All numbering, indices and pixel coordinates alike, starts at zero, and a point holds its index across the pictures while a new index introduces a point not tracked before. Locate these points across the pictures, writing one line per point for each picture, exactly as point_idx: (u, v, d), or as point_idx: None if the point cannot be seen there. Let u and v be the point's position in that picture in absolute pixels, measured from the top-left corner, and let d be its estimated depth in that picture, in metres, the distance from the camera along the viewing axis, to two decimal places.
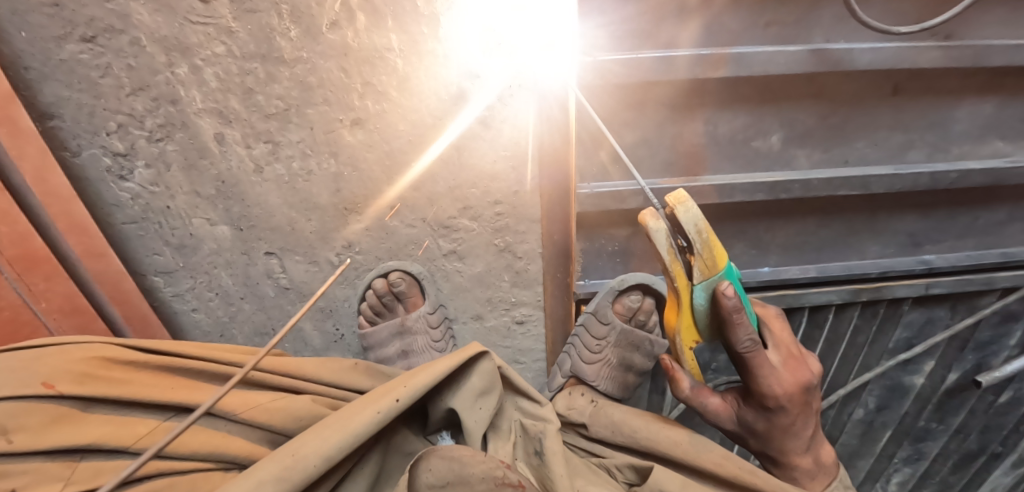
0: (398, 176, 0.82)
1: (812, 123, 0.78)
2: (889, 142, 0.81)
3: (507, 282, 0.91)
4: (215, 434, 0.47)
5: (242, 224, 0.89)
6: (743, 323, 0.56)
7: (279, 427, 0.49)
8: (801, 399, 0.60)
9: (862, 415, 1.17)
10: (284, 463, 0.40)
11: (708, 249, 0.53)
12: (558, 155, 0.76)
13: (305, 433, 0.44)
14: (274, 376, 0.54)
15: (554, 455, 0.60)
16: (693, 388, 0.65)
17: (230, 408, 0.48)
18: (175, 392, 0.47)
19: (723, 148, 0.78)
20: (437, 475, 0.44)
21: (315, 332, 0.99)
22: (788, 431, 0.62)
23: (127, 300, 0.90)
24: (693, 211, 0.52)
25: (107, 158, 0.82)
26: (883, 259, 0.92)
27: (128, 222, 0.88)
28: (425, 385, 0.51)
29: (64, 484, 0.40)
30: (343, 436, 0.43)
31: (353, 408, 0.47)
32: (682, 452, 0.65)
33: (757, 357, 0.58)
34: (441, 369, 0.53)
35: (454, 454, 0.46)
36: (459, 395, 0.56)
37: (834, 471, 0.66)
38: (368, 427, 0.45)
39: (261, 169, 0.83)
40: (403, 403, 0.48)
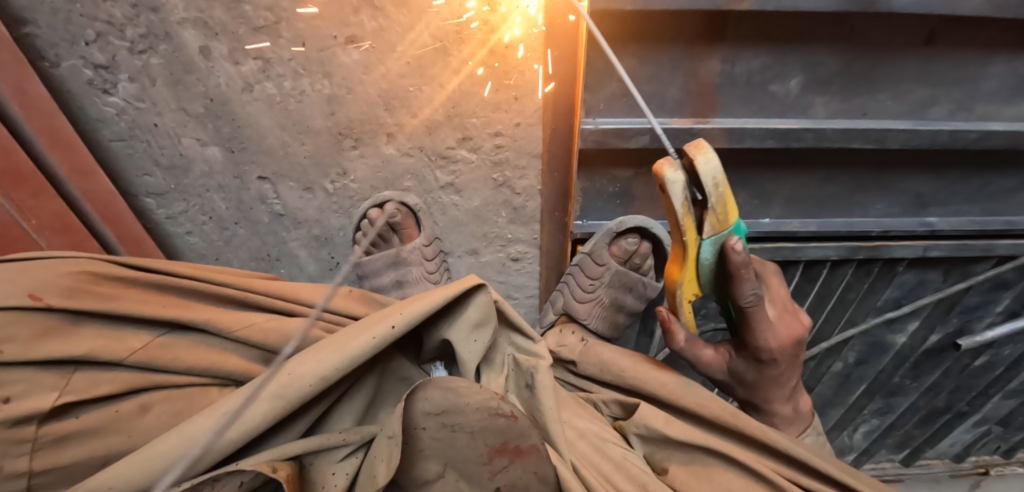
0: (396, 101, 0.78)
1: (835, 69, 0.74)
2: (912, 96, 0.77)
3: (504, 219, 0.90)
4: (210, 351, 0.47)
5: (233, 146, 0.86)
6: (749, 277, 0.56)
7: (274, 345, 0.49)
8: (794, 352, 0.62)
9: (841, 368, 1.21)
10: (279, 383, 0.41)
11: (723, 202, 0.51)
12: (563, 101, 0.75)
13: (303, 353, 0.44)
14: (270, 298, 0.54)
15: (544, 388, 0.61)
16: (688, 340, 0.67)
17: (225, 325, 0.48)
18: (167, 310, 0.46)
19: (738, 89, 0.74)
20: (432, 403, 0.47)
21: (310, 259, 1.00)
22: (775, 381, 0.65)
23: (119, 220, 0.88)
24: (714, 162, 0.49)
25: (89, 70, 0.78)
26: (886, 218, 0.90)
27: (115, 140, 0.85)
28: (423, 313, 0.51)
29: (59, 394, 0.40)
30: (340, 360, 0.44)
31: (350, 333, 0.47)
32: (669, 392, 0.67)
33: (758, 312, 0.59)
34: (439, 299, 0.52)
35: (450, 384, 0.47)
36: (456, 326, 0.56)
37: (806, 415, 0.71)
38: (364, 352, 0.45)
39: (251, 87, 0.79)
40: (399, 330, 0.48)
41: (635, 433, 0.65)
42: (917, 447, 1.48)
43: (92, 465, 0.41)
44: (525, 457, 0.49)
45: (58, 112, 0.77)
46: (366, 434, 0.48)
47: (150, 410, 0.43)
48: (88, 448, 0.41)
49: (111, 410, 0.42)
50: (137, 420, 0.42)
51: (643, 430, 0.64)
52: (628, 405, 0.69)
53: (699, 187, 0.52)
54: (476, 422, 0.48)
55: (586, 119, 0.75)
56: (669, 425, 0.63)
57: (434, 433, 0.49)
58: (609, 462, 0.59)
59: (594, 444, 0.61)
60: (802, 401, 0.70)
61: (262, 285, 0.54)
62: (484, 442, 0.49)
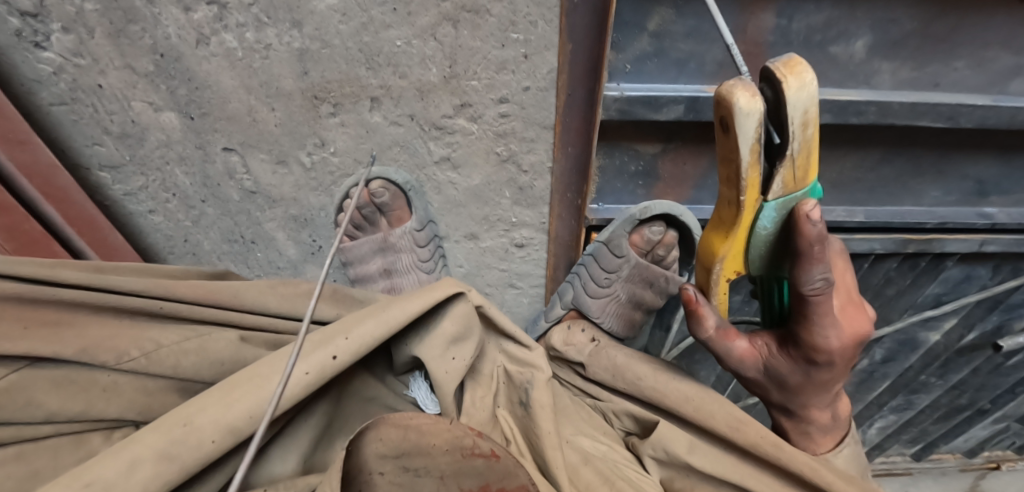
0: (382, 59, 0.65)
1: (909, 28, 0.62)
2: (994, 65, 0.65)
3: (508, 199, 0.78)
4: (91, 388, 0.38)
5: (192, 111, 0.73)
6: (823, 256, 0.42)
7: (191, 373, 0.41)
8: (855, 355, 0.49)
9: (865, 365, 1.12)
10: (172, 437, 0.32)
11: (806, 149, 0.40)
12: (579, 62, 0.62)
13: (210, 393, 0.35)
14: (196, 307, 0.45)
15: (541, 408, 0.52)
16: (717, 329, 0.54)
17: (110, 357, 0.38)
18: (29, 339, 0.36)
19: (793, 51, 0.62)
20: (388, 446, 0.37)
21: (289, 242, 0.89)
22: (824, 389, 0.52)
23: (65, 197, 0.78)
24: (808, 89, 0.37)
25: (15, 18, 0.64)
26: (940, 207, 0.80)
27: (56, 104, 0.72)
28: (377, 336, 0.42)
29: None
30: (260, 403, 0.35)
31: (279, 362, 0.38)
32: (693, 409, 0.55)
33: (823, 303, 0.45)
34: (400, 317, 0.43)
35: (407, 423, 0.37)
36: (428, 341, 0.47)
37: (849, 431, 0.59)
38: (295, 392, 0.37)
39: (207, 39, 0.65)
40: (341, 361, 0.39)
41: (650, 456, 0.54)
42: (931, 442, 1.41)
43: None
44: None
45: None
46: (302, 487, 0.39)
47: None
48: None
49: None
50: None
51: (661, 454, 0.53)
52: (645, 423, 0.59)
53: (777, 127, 0.40)
54: (447, 465, 0.39)
55: (609, 85, 0.64)
56: (694, 453, 0.52)
57: (394, 477, 0.40)
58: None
59: (603, 474, 0.50)
60: (848, 413, 0.58)
61: (189, 291, 0.45)
62: (457, 485, 0.40)
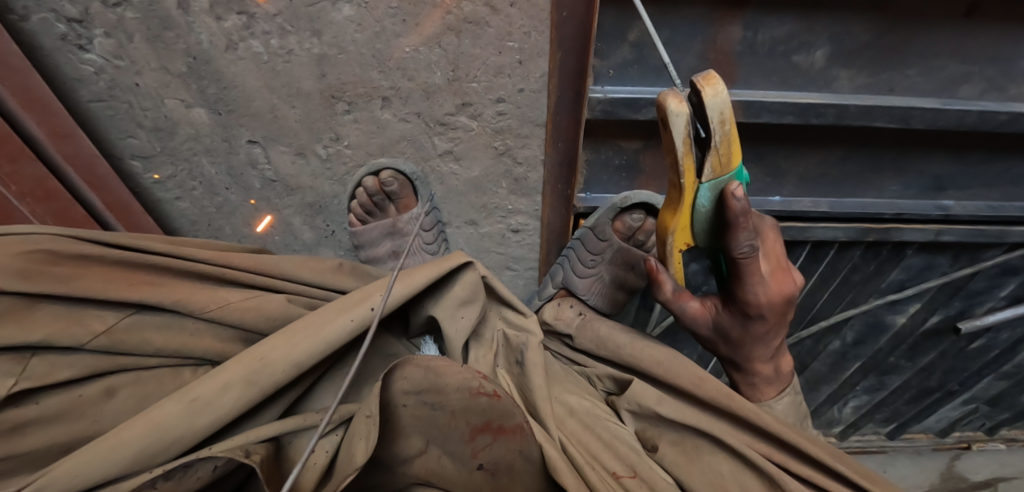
0: (392, 62, 0.73)
1: (864, 40, 0.69)
2: (943, 73, 0.72)
3: (505, 189, 0.86)
4: (182, 331, 0.48)
5: (220, 108, 0.81)
6: (747, 228, 0.51)
7: (251, 324, 0.50)
8: (782, 310, 0.59)
9: (838, 347, 1.20)
10: (253, 367, 0.43)
11: (727, 139, 0.47)
12: (571, 68, 0.70)
13: (278, 334, 0.46)
14: (250, 275, 0.54)
15: (534, 366, 0.59)
16: (675, 292, 0.65)
17: (197, 306, 0.48)
18: (134, 291, 0.46)
19: (760, 60, 0.69)
20: (411, 382, 0.46)
21: (305, 227, 0.97)
22: (758, 340, 0.63)
23: (104, 185, 0.86)
24: (724, 94, 0.45)
25: (61, 24, 0.72)
26: (900, 200, 0.87)
27: (95, 100, 0.80)
28: (403, 294, 0.51)
29: (16, 379, 0.40)
30: (316, 343, 0.45)
31: (324, 315, 0.48)
32: (663, 371, 0.63)
33: (751, 264, 0.55)
34: (421, 281, 0.53)
35: (429, 363, 0.45)
36: (440, 304, 0.55)
37: (787, 377, 0.70)
38: (341, 335, 0.47)
39: (235, 45, 0.73)
40: (377, 312, 0.49)
41: (627, 409, 0.63)
42: (903, 422, 1.50)
43: (54, 451, 0.42)
44: (509, 435, 0.51)
45: (30, 70, 0.73)
46: (345, 413, 0.48)
47: (115, 395, 0.45)
48: (51, 434, 0.41)
49: (74, 394, 0.43)
50: (102, 405, 0.44)
51: (635, 407, 0.62)
52: (621, 381, 0.67)
53: (704, 124, 0.48)
54: (457, 401, 0.48)
55: (594, 87, 0.72)
56: (661, 404, 0.60)
57: (415, 410, 0.49)
58: (598, 439, 0.56)
59: (584, 424, 0.59)
60: (784, 362, 0.69)
61: (242, 262, 0.54)
62: (465, 421, 0.50)
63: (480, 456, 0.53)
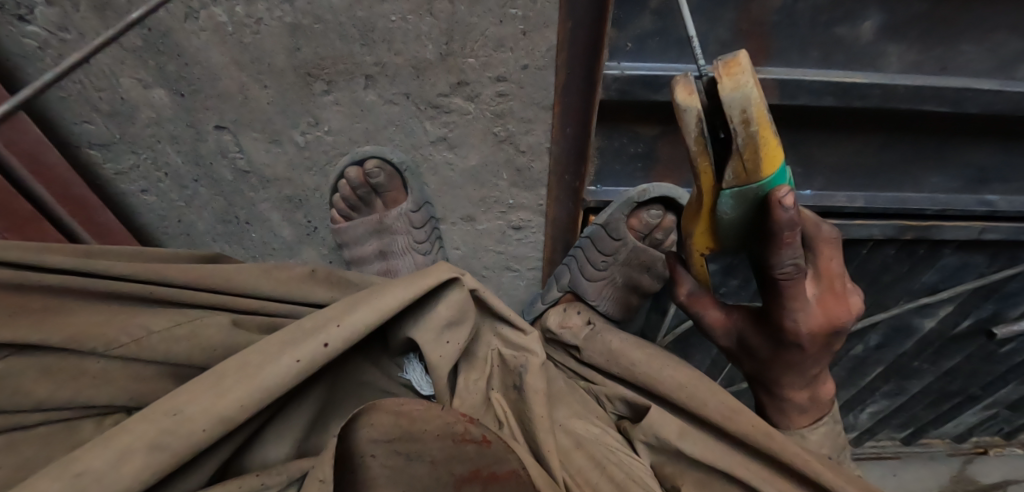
0: (377, 34, 0.63)
1: (919, 10, 0.60)
2: (1001, 49, 0.64)
3: (505, 181, 0.77)
4: (83, 374, 0.37)
5: (182, 88, 0.71)
6: (788, 246, 0.40)
7: (182, 359, 0.40)
8: (827, 339, 0.48)
9: (860, 351, 1.12)
10: (161, 427, 0.32)
11: (756, 142, 0.36)
12: (584, 40, 0.61)
13: (201, 380, 0.35)
14: (187, 291, 0.45)
15: (535, 392, 0.51)
16: (695, 294, 0.57)
17: (103, 341, 0.38)
18: (14, 327, 0.35)
19: (798, 33, 0.61)
20: (380, 430, 0.37)
21: (283, 223, 0.87)
22: (792, 367, 0.53)
23: (54, 176, 0.77)
24: (748, 86, 0.34)
25: None
26: (941, 194, 0.78)
27: (42, 80, 0.71)
28: (370, 322, 0.41)
29: None
30: (252, 391, 0.35)
31: (269, 350, 0.38)
32: (686, 396, 0.54)
33: (793, 287, 0.44)
34: (393, 303, 0.43)
35: (399, 409, 0.36)
36: (421, 326, 0.46)
37: (828, 409, 0.58)
38: (284, 380, 0.36)
39: (195, 13, 0.63)
40: (332, 349, 0.39)
41: (643, 442, 0.53)
42: (921, 427, 1.43)
43: None
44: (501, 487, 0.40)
45: None
46: (293, 472, 0.38)
47: None
48: None
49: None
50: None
51: (652, 441, 0.52)
52: (638, 408, 0.57)
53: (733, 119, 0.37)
54: (438, 450, 0.39)
55: (609, 63, 0.63)
56: (684, 439, 0.50)
57: (385, 461, 0.39)
58: (610, 481, 0.47)
59: (593, 457, 0.49)
60: (827, 391, 0.57)
61: (180, 275, 0.45)
62: (449, 471, 0.40)
63: None
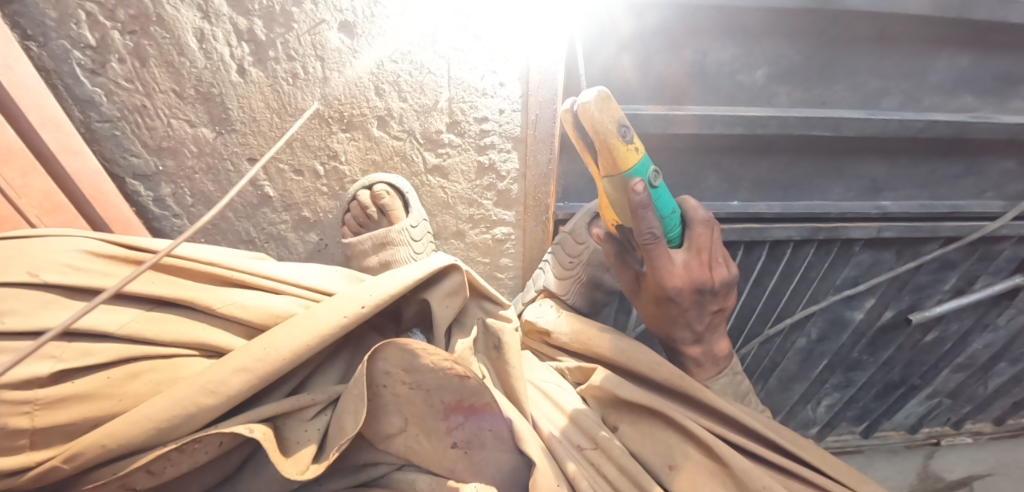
0: (388, 85, 0.81)
1: (798, 61, 0.80)
2: (866, 87, 0.83)
3: (490, 200, 0.94)
4: (194, 324, 0.53)
5: (224, 127, 0.88)
6: (645, 216, 0.57)
7: (255, 321, 0.55)
8: (693, 296, 0.65)
9: (805, 344, 1.26)
10: (256, 356, 0.48)
11: (609, 145, 0.54)
12: (550, 87, 0.80)
13: (277, 329, 0.51)
14: (256, 276, 0.60)
15: (511, 350, 0.65)
16: (614, 260, 0.74)
17: (210, 303, 0.54)
18: (158, 288, 0.52)
19: (709, 79, 0.80)
20: (391, 364, 0.51)
21: (298, 241, 1.02)
22: (677, 321, 0.69)
23: (107, 200, 0.90)
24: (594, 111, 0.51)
25: (77, 51, 0.80)
26: (844, 201, 0.97)
27: (102, 121, 0.87)
28: (391, 293, 0.57)
29: (54, 361, 0.44)
30: (315, 336, 0.51)
31: (320, 311, 0.53)
32: (625, 358, 0.69)
33: (656, 249, 0.61)
34: (406, 281, 0.59)
35: (407, 346, 0.51)
36: (433, 293, 0.63)
37: (721, 364, 0.74)
38: (335, 329, 0.52)
39: (243, 70, 0.81)
40: (367, 310, 0.55)
41: (592, 395, 0.67)
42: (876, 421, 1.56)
43: (84, 426, 0.46)
44: (479, 415, 0.55)
45: (44, 89, 0.80)
46: (332, 394, 0.55)
47: (138, 378, 0.48)
48: (83, 409, 0.45)
49: (103, 376, 0.46)
50: (126, 386, 0.47)
51: (598, 392, 0.66)
52: (587, 369, 0.72)
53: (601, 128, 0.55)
54: (432, 381, 0.52)
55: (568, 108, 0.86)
56: (622, 387, 0.64)
57: (394, 390, 0.53)
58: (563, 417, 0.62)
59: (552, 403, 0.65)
60: (720, 347, 0.73)
61: (247, 266, 0.60)
62: (439, 399, 0.53)
63: (454, 434, 0.55)
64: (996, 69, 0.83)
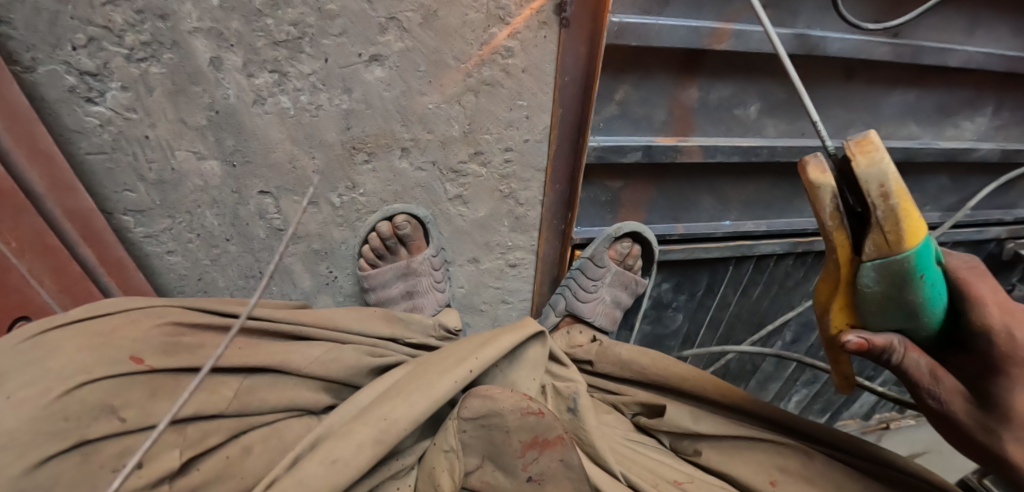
0: (415, 117, 0.82)
1: (785, 97, 0.90)
2: (838, 119, 0.95)
3: (506, 226, 0.97)
4: (291, 380, 0.66)
5: (235, 159, 0.84)
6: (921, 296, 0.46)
7: (330, 374, 0.69)
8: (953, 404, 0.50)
9: (781, 347, 1.38)
10: (381, 425, 0.53)
11: (895, 220, 0.42)
12: (573, 121, 0.84)
13: (396, 398, 0.56)
14: (323, 331, 0.74)
15: (586, 409, 0.66)
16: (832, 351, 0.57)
17: (298, 363, 0.67)
18: (251, 356, 0.64)
19: (711, 113, 0.89)
20: (473, 409, 0.54)
21: (305, 274, 0.98)
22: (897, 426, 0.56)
23: (100, 239, 0.82)
24: (883, 166, 0.41)
25: (72, 77, 0.75)
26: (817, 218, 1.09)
27: (94, 152, 0.81)
28: (492, 358, 0.63)
29: (179, 450, 0.54)
30: (432, 402, 0.56)
31: (434, 378, 0.59)
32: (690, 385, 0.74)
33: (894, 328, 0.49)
34: (505, 345, 0.65)
35: (486, 392, 0.54)
36: (522, 364, 0.68)
37: None
38: (449, 392, 0.58)
39: (262, 100, 0.79)
40: (474, 374, 0.61)
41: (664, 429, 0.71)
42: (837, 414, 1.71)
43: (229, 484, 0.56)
44: (554, 447, 0.54)
45: (37, 118, 0.73)
46: (418, 452, 0.60)
47: (252, 452, 0.59)
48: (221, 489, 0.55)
49: (224, 457, 0.57)
50: (245, 464, 0.58)
51: (675, 429, 0.70)
52: (648, 405, 0.75)
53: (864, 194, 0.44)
54: (513, 421, 0.53)
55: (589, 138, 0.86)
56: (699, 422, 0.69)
57: (472, 433, 0.54)
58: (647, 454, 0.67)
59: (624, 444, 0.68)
60: None
61: (313, 319, 0.74)
62: (517, 438, 0.53)
63: (529, 468, 0.54)
64: (939, 102, 0.98)
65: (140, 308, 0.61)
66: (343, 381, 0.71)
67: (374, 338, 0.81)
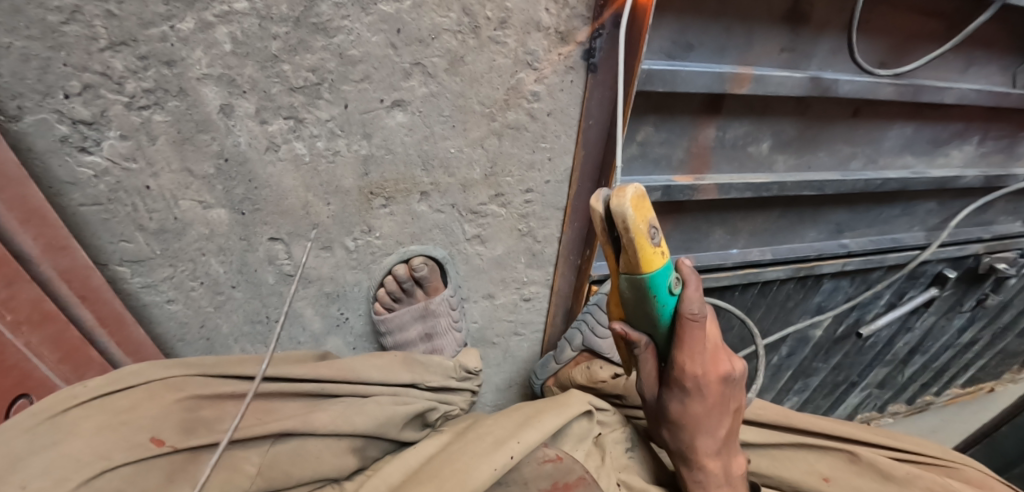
0: (436, 160, 0.81)
1: (794, 133, 0.93)
2: (841, 152, 0.99)
3: (523, 263, 0.96)
4: (318, 443, 0.63)
5: (245, 206, 0.79)
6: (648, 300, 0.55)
7: (360, 427, 0.67)
8: (718, 389, 0.62)
9: (776, 360, 1.42)
10: None
11: (636, 245, 0.50)
12: (597, 159, 0.85)
13: (425, 489, 0.58)
14: (340, 386, 0.70)
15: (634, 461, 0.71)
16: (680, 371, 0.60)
17: (322, 424, 0.64)
18: (276, 423, 0.61)
19: (726, 151, 0.91)
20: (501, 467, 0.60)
21: (315, 317, 0.93)
22: (700, 426, 0.64)
23: (98, 298, 0.75)
24: (625, 203, 0.48)
25: (64, 125, 0.65)
26: (816, 243, 1.13)
27: (88, 204, 0.71)
28: (536, 440, 0.64)
29: None
30: (466, 490, 0.57)
31: (474, 463, 0.60)
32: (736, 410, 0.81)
33: (697, 330, 0.57)
34: (550, 426, 0.67)
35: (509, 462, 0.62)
36: (567, 439, 0.72)
37: (737, 481, 0.70)
38: (486, 479, 0.59)
39: (276, 147, 0.74)
40: (515, 460, 0.61)
41: None
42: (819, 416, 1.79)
43: None
44: (574, 491, 0.61)
45: (29, 179, 0.64)
46: None
47: None
48: None
49: None
50: None
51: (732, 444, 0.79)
52: None
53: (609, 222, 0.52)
54: (529, 471, 0.63)
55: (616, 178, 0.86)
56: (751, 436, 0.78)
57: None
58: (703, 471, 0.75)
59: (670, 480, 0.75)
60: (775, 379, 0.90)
61: (330, 373, 0.69)
62: (536, 486, 0.61)
63: None
64: (929, 135, 1.04)
65: (168, 376, 0.61)
66: (366, 434, 0.68)
67: (395, 385, 0.76)
